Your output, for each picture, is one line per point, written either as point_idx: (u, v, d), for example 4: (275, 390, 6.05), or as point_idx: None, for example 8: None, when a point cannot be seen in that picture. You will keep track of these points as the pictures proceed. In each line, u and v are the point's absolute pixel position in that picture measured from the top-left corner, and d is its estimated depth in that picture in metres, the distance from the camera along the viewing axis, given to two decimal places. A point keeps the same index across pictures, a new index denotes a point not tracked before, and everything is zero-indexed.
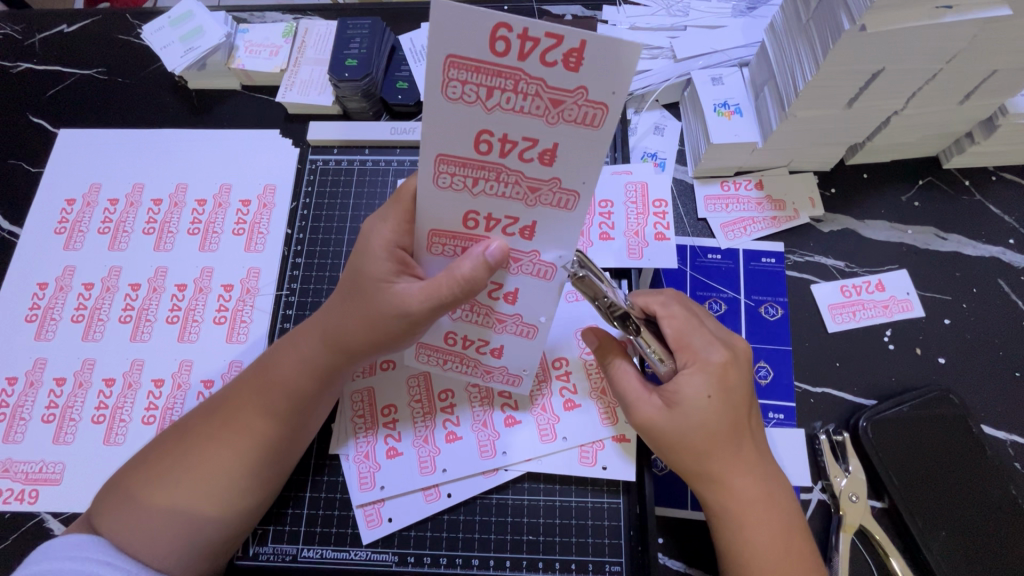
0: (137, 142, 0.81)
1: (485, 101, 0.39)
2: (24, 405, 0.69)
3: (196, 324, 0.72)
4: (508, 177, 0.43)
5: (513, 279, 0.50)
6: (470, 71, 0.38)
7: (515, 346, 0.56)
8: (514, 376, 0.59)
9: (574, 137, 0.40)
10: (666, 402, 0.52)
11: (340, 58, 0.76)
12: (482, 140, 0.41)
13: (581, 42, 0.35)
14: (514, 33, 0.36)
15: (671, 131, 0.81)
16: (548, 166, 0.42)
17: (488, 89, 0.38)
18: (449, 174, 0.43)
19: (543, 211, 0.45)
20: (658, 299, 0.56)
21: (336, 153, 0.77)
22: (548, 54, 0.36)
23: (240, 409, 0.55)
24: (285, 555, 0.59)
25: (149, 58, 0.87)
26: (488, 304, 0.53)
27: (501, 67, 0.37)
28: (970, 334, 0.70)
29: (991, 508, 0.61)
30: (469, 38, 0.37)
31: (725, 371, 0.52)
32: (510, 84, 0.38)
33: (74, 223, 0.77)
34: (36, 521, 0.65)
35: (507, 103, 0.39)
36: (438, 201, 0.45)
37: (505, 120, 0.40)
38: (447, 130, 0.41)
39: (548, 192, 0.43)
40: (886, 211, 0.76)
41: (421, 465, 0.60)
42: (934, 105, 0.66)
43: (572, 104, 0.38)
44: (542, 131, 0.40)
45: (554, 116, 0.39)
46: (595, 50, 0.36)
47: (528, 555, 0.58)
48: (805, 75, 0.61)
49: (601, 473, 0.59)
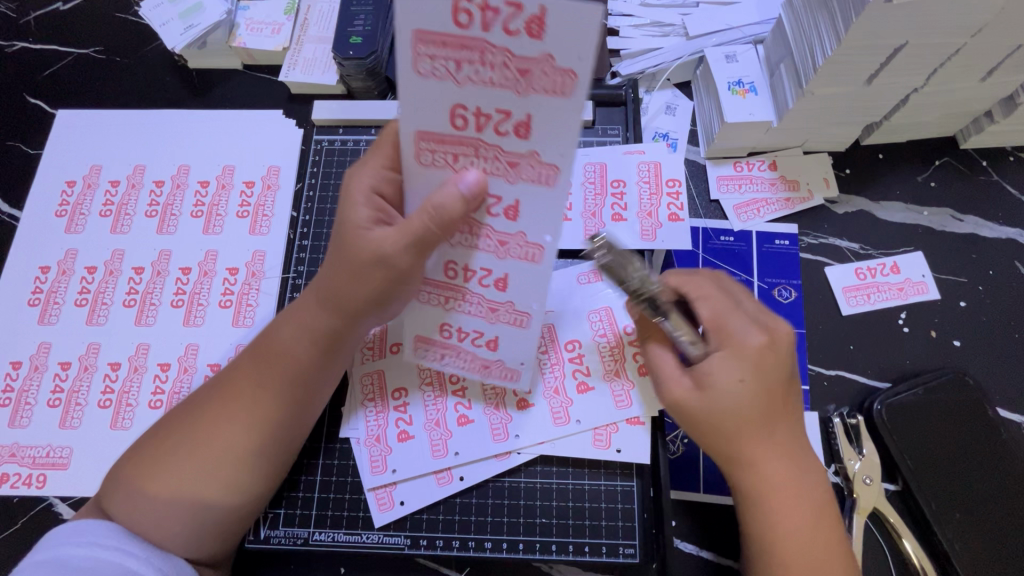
0: (137, 124, 0.80)
1: (455, 74, 0.39)
2: (29, 390, 0.68)
3: (201, 308, 0.71)
4: (489, 151, 0.42)
5: (501, 264, 0.48)
6: (439, 45, 0.38)
7: (511, 338, 0.54)
8: (512, 369, 0.56)
9: (547, 107, 0.39)
10: (696, 384, 0.52)
11: (344, 35, 0.74)
12: (457, 115, 0.41)
13: (542, 9, 0.35)
14: (474, 3, 0.36)
15: (683, 111, 0.79)
16: (524, 140, 0.41)
17: (455, 62, 0.38)
18: (429, 151, 0.44)
19: (524, 187, 0.43)
20: (693, 281, 0.55)
21: (341, 133, 0.75)
22: (511, 23, 0.36)
23: (241, 380, 0.54)
24: (296, 538, 0.58)
25: (148, 36, 0.85)
26: (479, 292, 0.51)
27: (466, 38, 0.37)
28: (987, 316, 0.69)
29: (1006, 492, 0.61)
30: (434, 12, 0.37)
31: (762, 355, 0.51)
32: (476, 55, 0.38)
33: (75, 206, 0.76)
34: (45, 506, 0.65)
35: (476, 75, 0.39)
36: (421, 177, 0.45)
37: (476, 93, 0.39)
38: (423, 109, 0.41)
39: (527, 167, 0.42)
40: (902, 192, 0.75)
41: (433, 448, 0.59)
42: (954, 82, 0.64)
43: (539, 73, 0.37)
44: (512, 101, 0.39)
45: (524, 87, 0.38)
46: (557, 16, 0.35)
47: (541, 538, 0.58)
48: (825, 50, 0.59)
49: (615, 456, 0.58)
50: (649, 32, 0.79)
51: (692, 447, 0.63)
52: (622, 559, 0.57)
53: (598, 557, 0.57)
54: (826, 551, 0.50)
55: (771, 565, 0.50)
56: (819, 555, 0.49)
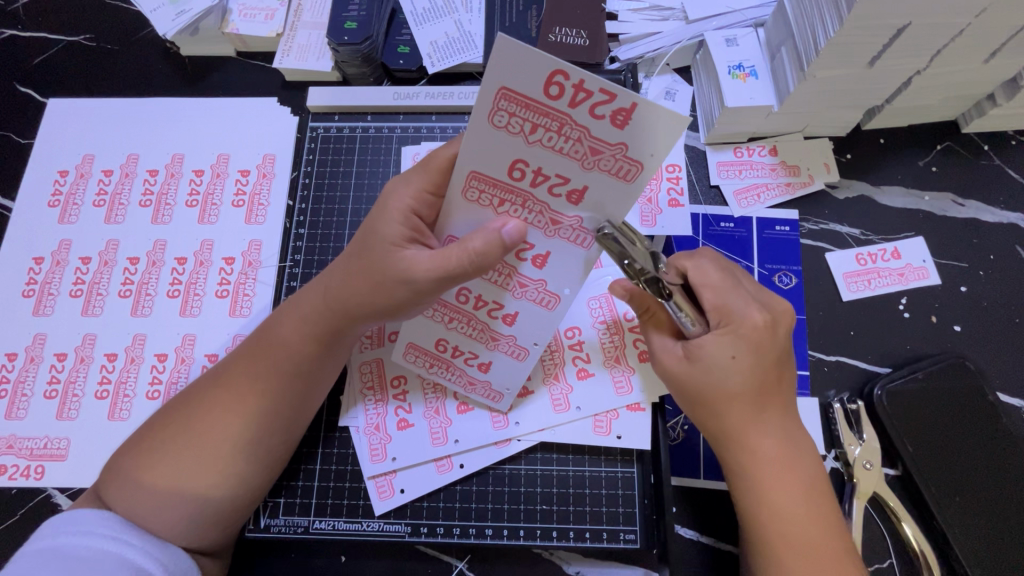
0: (129, 112, 0.78)
1: (529, 134, 0.42)
2: (26, 381, 0.68)
3: (198, 298, 0.71)
4: (534, 204, 0.46)
5: (545, 241, 0.48)
6: (521, 106, 0.41)
7: (532, 316, 0.54)
8: (495, 392, 0.59)
9: (605, 184, 0.43)
10: (686, 353, 0.52)
11: (339, 21, 0.73)
12: (517, 168, 0.44)
13: (631, 104, 0.39)
14: (571, 83, 0.39)
15: (682, 96, 0.78)
16: (573, 204, 0.45)
17: (533, 125, 0.41)
18: (478, 190, 0.46)
19: (559, 242, 0.48)
20: (694, 259, 0.53)
21: (337, 120, 0.74)
22: (597, 108, 0.40)
23: (244, 373, 0.53)
24: (297, 527, 0.58)
25: (140, 23, 0.83)
26: (486, 322, 0.54)
27: (552, 109, 0.40)
28: (987, 301, 0.69)
29: (1004, 474, 0.61)
30: (529, 78, 0.40)
31: (761, 335, 0.51)
32: (556, 125, 0.41)
33: (68, 196, 0.75)
34: (43, 497, 0.65)
35: (549, 141, 0.42)
36: (463, 211, 0.48)
37: (543, 155, 0.43)
38: (486, 154, 0.44)
39: (567, 228, 0.47)
40: (904, 176, 0.74)
41: (433, 436, 0.59)
42: (957, 64, 0.63)
43: (608, 155, 0.42)
44: (576, 173, 0.43)
45: (590, 162, 0.42)
46: (642, 115, 0.39)
47: (541, 524, 0.58)
48: (827, 32, 0.58)
49: (616, 442, 0.58)
50: (648, 15, 0.78)
51: (692, 433, 0.63)
52: (623, 545, 0.57)
53: (599, 543, 0.57)
54: (828, 535, 0.49)
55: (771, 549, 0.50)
56: (820, 539, 0.49)
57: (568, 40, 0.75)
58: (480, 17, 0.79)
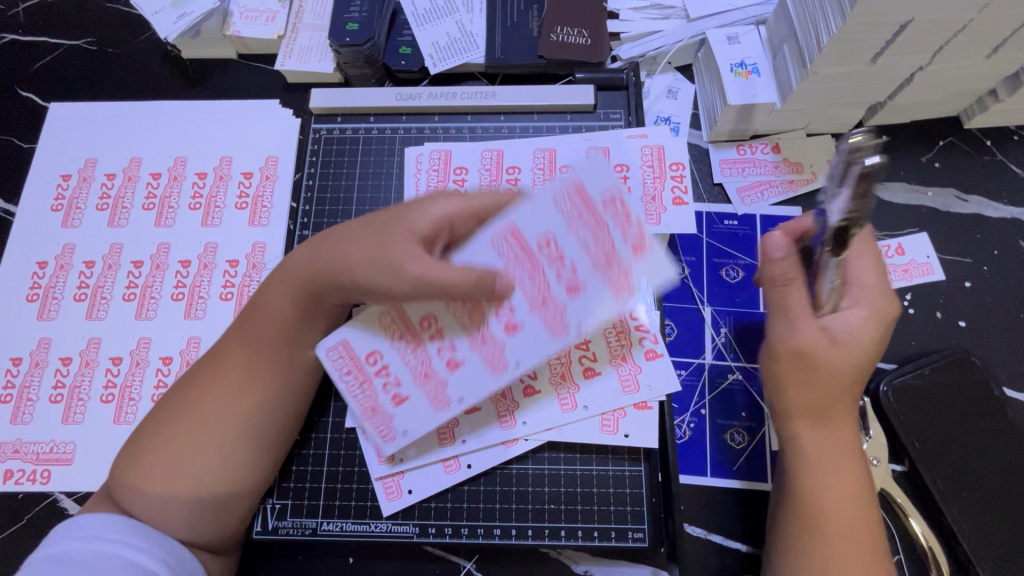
0: (131, 115, 0.78)
1: (569, 224, 0.49)
2: (31, 386, 0.68)
3: (202, 300, 0.71)
4: (545, 257, 0.49)
5: (524, 313, 0.50)
6: (578, 203, 0.49)
7: (472, 372, 0.51)
8: (449, 435, 0.59)
9: (601, 294, 0.48)
10: (833, 336, 0.50)
11: (340, 22, 0.73)
12: (552, 249, 0.49)
13: (649, 242, 0.48)
14: (618, 204, 0.49)
15: (684, 95, 0.78)
16: (567, 295, 0.49)
17: (589, 232, 0.49)
18: (503, 245, 0.50)
19: (536, 321, 0.49)
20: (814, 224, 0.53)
21: (339, 122, 0.74)
22: (627, 227, 0.49)
23: (245, 370, 0.54)
24: (304, 529, 0.58)
25: (141, 27, 0.83)
26: (427, 354, 0.52)
27: (597, 215, 0.49)
28: (992, 297, 0.69)
29: (1012, 470, 0.61)
30: (596, 186, 0.49)
31: (876, 319, 0.51)
32: (605, 230, 0.49)
33: (71, 200, 0.75)
34: (49, 501, 0.65)
35: (581, 235, 0.49)
36: (479, 252, 0.51)
37: (569, 243, 0.49)
38: (530, 220, 0.50)
39: (551, 310, 0.49)
40: (907, 172, 0.74)
41: (441, 436, 0.59)
42: (959, 59, 0.63)
43: (618, 272, 0.48)
44: (595, 278, 0.48)
45: (602, 269, 0.48)
46: (654, 262, 0.48)
47: (549, 524, 0.58)
48: (830, 28, 0.58)
49: (624, 441, 0.58)
50: (649, 14, 0.78)
51: (699, 433, 0.63)
52: (631, 543, 0.57)
53: (607, 542, 0.57)
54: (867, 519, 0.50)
55: (812, 530, 0.50)
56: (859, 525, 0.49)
57: (569, 39, 0.76)
58: (482, 17, 0.78)
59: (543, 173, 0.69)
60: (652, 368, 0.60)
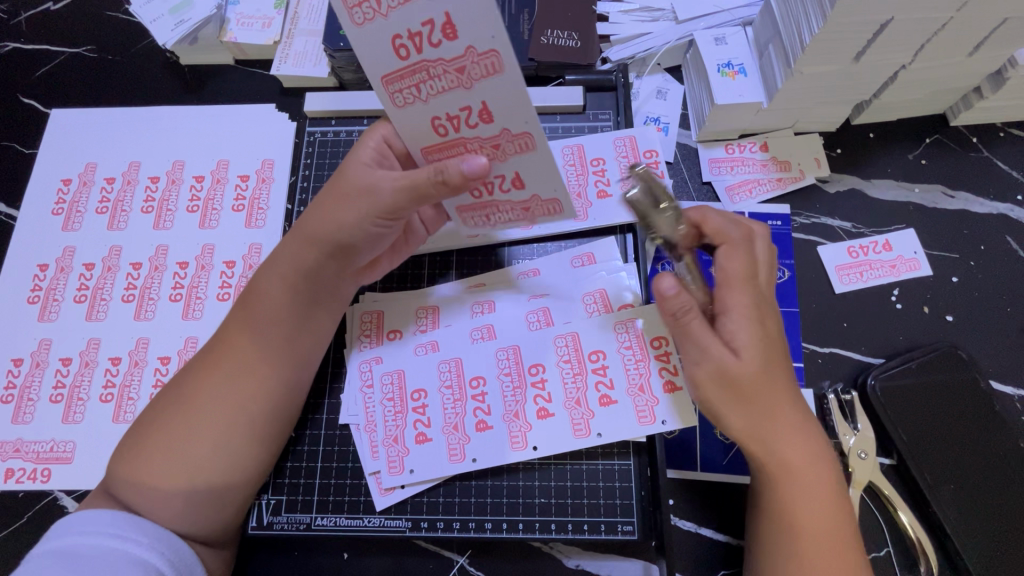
0: (130, 121, 0.80)
1: (420, 96, 0.47)
2: (32, 386, 0.69)
3: (199, 301, 0.72)
4: (539, 207, 0.55)
5: (507, 165, 0.51)
6: (402, 80, 0.47)
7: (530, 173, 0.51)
8: (461, 452, 0.58)
9: (524, 161, 0.50)
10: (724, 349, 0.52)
11: (335, 27, 0.75)
12: (438, 125, 0.49)
13: (482, 103, 0.47)
14: (444, 119, 0.48)
15: (674, 95, 0.79)
16: (522, 188, 0.54)
17: (416, 86, 0.47)
18: (472, 217, 0.58)
19: (514, 158, 0.50)
20: (708, 219, 0.56)
21: (334, 124, 0.76)
22: (468, 120, 0.48)
23: (233, 365, 0.54)
24: (299, 524, 0.59)
25: (141, 34, 0.85)
26: (505, 199, 0.55)
27: (449, 142, 0.50)
28: (979, 291, 0.70)
29: (998, 462, 0.61)
30: (418, 133, 0.50)
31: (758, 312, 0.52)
32: (425, 74, 0.46)
33: (72, 204, 0.77)
34: (50, 499, 0.66)
35: (432, 86, 0.47)
36: (406, 119, 0.49)
37: (440, 101, 0.47)
38: (413, 131, 0.50)
39: (537, 207, 0.55)
40: (894, 169, 0.75)
41: (451, 452, 0.59)
42: (942, 58, 0.64)
43: (506, 143, 0.49)
44: (399, 23, 0.44)
45: (501, 155, 0.50)
46: (493, 91, 0.46)
47: (540, 517, 0.59)
48: (812, 28, 0.59)
49: (596, 440, 0.57)
50: (637, 16, 0.79)
51: (688, 429, 0.64)
52: (621, 536, 0.58)
53: (597, 535, 0.58)
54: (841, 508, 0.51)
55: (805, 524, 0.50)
56: (837, 513, 0.51)
57: (559, 42, 0.76)
58: None
59: (573, 169, 0.69)
60: (632, 369, 0.59)
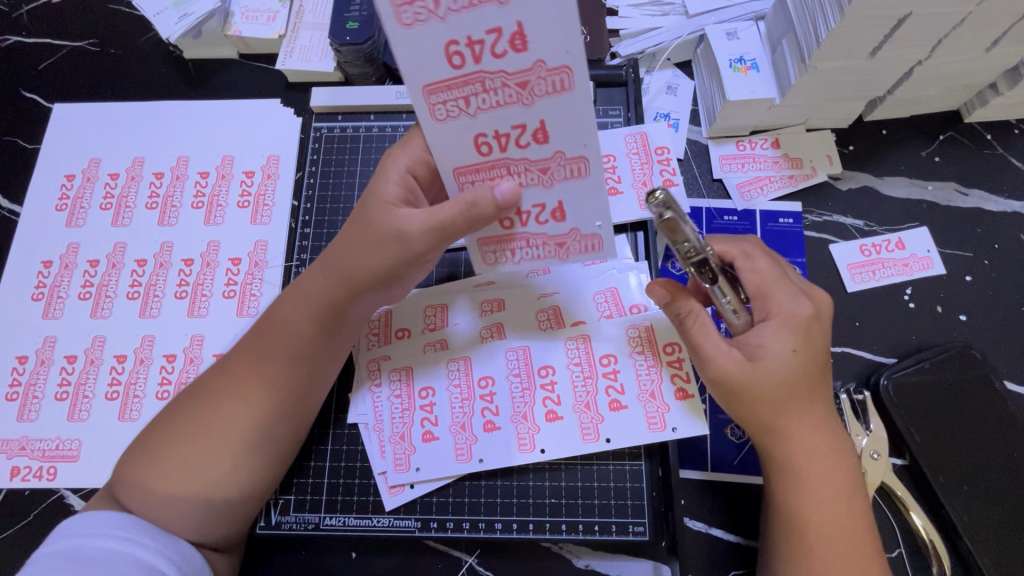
0: (134, 116, 0.79)
1: (467, 109, 0.43)
2: (37, 383, 0.68)
3: (205, 298, 0.71)
4: (576, 244, 0.52)
5: (551, 193, 0.48)
6: (445, 91, 0.42)
7: (576, 199, 0.48)
8: (467, 453, 0.58)
9: (570, 188, 0.47)
10: (747, 355, 0.52)
11: (340, 21, 0.73)
12: (482, 143, 0.45)
13: (540, 121, 0.44)
14: (491, 137, 0.45)
15: (684, 90, 0.78)
16: (562, 221, 0.50)
17: (465, 99, 0.43)
18: (490, 251, 0.53)
19: (562, 190, 0.48)
20: (743, 251, 0.55)
21: (340, 120, 0.75)
22: (521, 139, 0.45)
23: (245, 367, 0.54)
24: (307, 523, 0.59)
25: (144, 28, 0.84)
26: (540, 231, 0.51)
27: (492, 162, 0.46)
28: (993, 290, 0.69)
29: (1012, 464, 0.61)
30: (460, 152, 0.46)
31: (807, 325, 0.52)
32: (478, 87, 0.42)
33: (76, 200, 0.76)
34: (56, 498, 0.65)
35: (485, 102, 0.43)
36: (443, 135, 0.45)
37: (490, 119, 0.44)
38: (449, 145, 0.45)
39: (574, 244, 0.52)
40: (907, 167, 0.74)
41: (458, 452, 0.58)
42: (958, 53, 0.63)
43: (557, 166, 0.46)
44: (455, 29, 0.39)
45: (548, 180, 0.47)
46: (554, 121, 0.44)
47: (550, 518, 0.58)
48: (829, 23, 0.58)
49: (605, 446, 0.57)
50: (648, 11, 0.78)
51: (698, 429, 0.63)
52: (632, 537, 0.57)
53: (608, 536, 0.57)
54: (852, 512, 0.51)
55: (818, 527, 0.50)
56: (845, 517, 0.50)
57: None
58: None
59: (638, 157, 0.69)
60: (643, 375, 0.59)
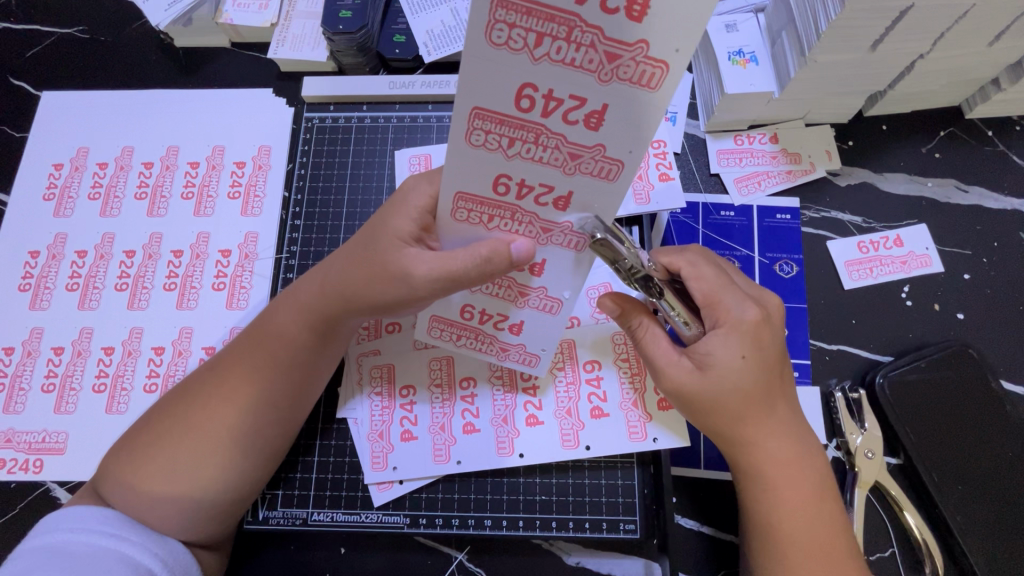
0: (124, 104, 0.78)
1: (487, 223, 0.46)
2: (23, 375, 0.67)
3: (194, 291, 0.70)
4: (517, 354, 0.56)
5: (519, 312, 0.52)
6: (475, 204, 0.44)
7: (539, 324, 0.53)
8: (445, 455, 0.57)
9: (559, 254, 0.47)
10: (697, 364, 0.51)
11: (333, 10, 0.72)
12: (500, 183, 0.42)
13: (569, 192, 0.41)
14: None
15: (681, 83, 0.77)
16: (516, 334, 0.54)
17: (488, 215, 0.45)
18: (439, 329, 0.55)
19: (529, 311, 0.52)
20: (685, 258, 0.53)
21: (332, 110, 0.74)
22: (541, 197, 0.42)
23: (233, 364, 0.53)
24: (296, 519, 0.58)
25: (134, 14, 0.82)
26: (494, 334, 0.54)
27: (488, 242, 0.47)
28: (992, 289, 0.68)
29: (1007, 463, 0.60)
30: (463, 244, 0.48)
31: (757, 329, 0.51)
32: (531, 136, 0.38)
33: (63, 189, 0.75)
34: (42, 491, 0.65)
35: (505, 226, 0.45)
36: (454, 231, 0.47)
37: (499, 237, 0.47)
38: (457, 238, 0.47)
39: (516, 353, 0.56)
40: (906, 163, 0.73)
41: (436, 453, 0.58)
42: (961, 48, 0.62)
43: (559, 232, 0.45)
44: (514, 168, 0.41)
45: (544, 238, 0.46)
46: (581, 197, 0.42)
47: (541, 515, 0.58)
48: (829, 14, 0.57)
49: (584, 453, 0.57)
50: None
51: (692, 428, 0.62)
52: (623, 535, 0.57)
53: (599, 534, 0.57)
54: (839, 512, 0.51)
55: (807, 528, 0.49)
56: (835, 518, 0.50)
57: None
58: None
59: None
60: (626, 385, 0.58)
